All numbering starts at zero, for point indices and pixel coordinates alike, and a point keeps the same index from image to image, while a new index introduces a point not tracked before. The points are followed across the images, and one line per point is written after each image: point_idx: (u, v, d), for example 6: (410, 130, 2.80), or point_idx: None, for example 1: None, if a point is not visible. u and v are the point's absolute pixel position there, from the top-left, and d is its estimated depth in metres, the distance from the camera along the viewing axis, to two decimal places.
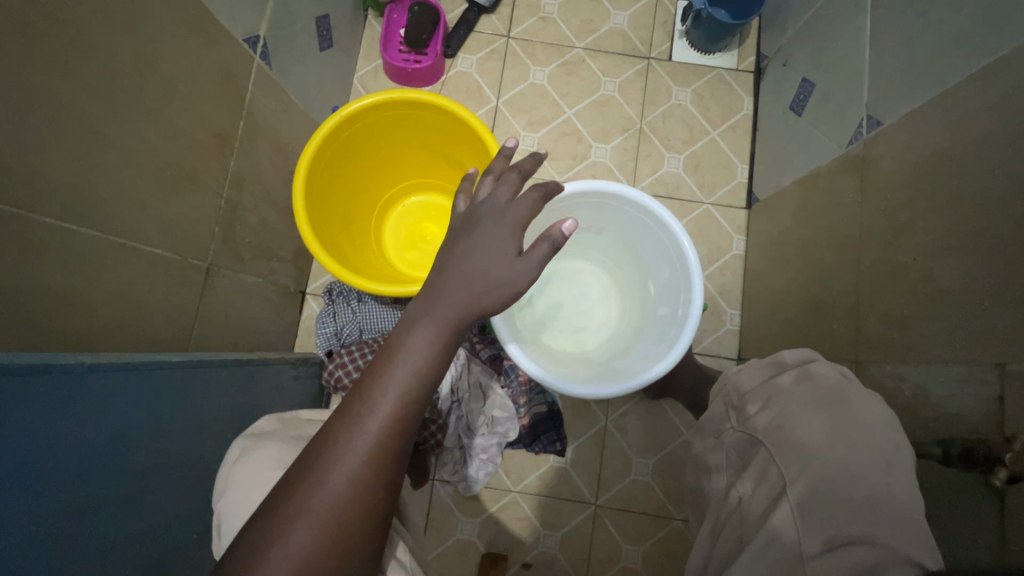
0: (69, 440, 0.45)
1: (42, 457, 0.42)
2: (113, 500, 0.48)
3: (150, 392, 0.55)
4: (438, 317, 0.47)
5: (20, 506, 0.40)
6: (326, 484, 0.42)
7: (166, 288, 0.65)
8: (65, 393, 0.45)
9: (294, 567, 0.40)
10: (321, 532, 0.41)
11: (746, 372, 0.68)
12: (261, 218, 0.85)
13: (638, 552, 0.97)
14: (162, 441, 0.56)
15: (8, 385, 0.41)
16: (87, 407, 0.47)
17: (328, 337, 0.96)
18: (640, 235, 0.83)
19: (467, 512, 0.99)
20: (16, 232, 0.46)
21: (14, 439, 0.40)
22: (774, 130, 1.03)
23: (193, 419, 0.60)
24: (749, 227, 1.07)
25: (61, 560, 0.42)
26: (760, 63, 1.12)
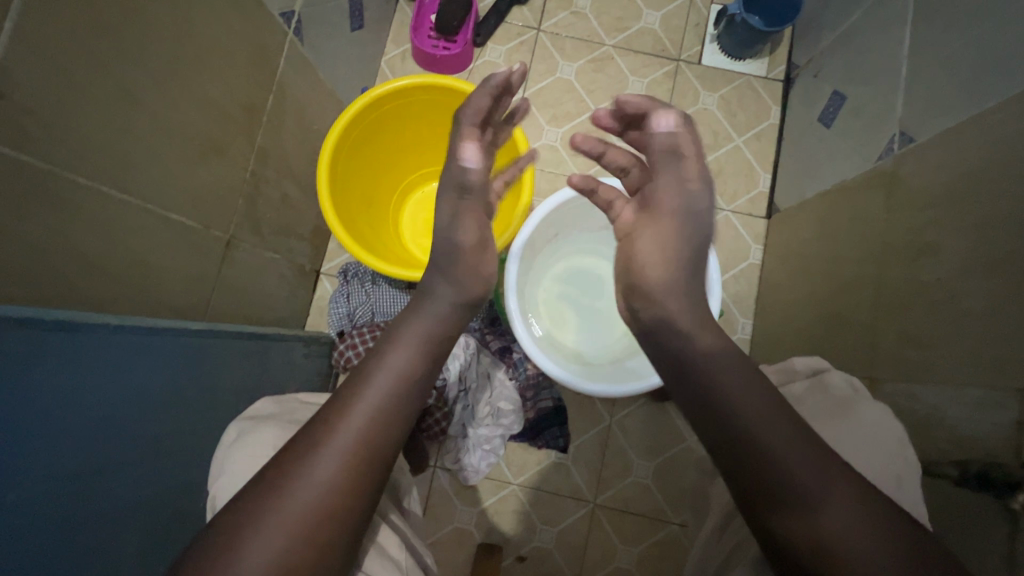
0: (84, 401, 0.45)
1: (56, 415, 0.43)
2: (122, 463, 0.49)
3: (169, 358, 0.56)
4: (417, 328, 0.53)
5: (28, 462, 0.40)
6: (293, 494, 0.43)
7: (187, 257, 0.66)
8: (85, 352, 0.46)
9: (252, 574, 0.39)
10: (276, 555, 0.40)
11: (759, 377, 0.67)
12: (283, 194, 0.85)
13: (633, 553, 0.97)
14: (176, 408, 0.56)
15: (33, 336, 0.41)
16: (106, 367, 0.48)
17: (341, 317, 0.96)
18: None
19: (465, 501, 0.99)
20: (48, 189, 0.46)
21: (25, 394, 0.40)
22: (801, 140, 1.02)
23: (206, 389, 0.61)
24: (767, 237, 1.06)
25: (65, 517, 0.43)
26: (790, 73, 1.11)
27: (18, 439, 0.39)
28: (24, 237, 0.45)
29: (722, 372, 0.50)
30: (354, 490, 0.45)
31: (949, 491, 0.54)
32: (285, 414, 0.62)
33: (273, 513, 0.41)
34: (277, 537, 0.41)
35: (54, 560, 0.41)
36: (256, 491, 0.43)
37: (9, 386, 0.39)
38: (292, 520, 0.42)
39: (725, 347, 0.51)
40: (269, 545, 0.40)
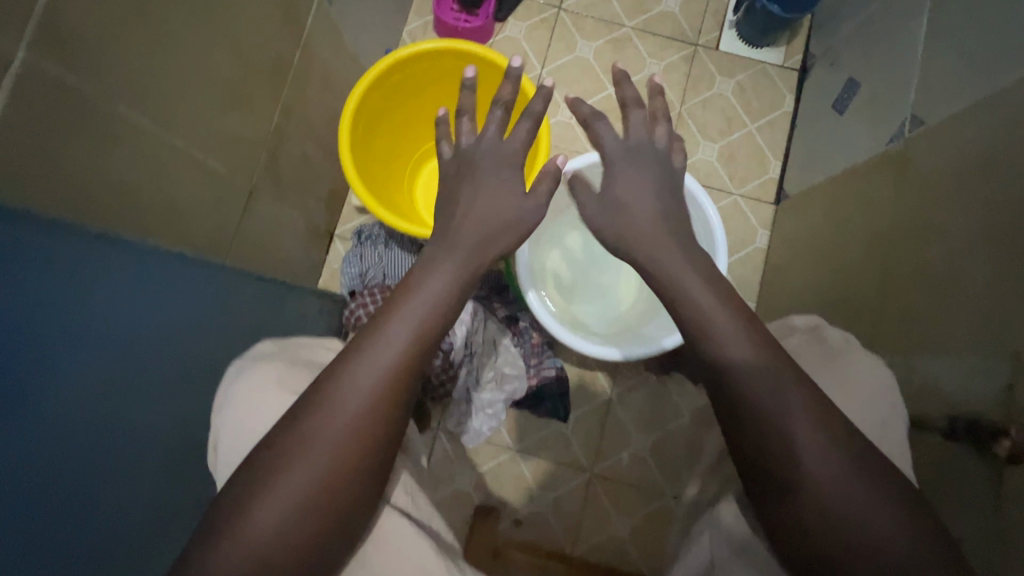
0: (109, 318, 0.47)
1: (85, 321, 0.45)
2: (143, 383, 0.51)
3: (191, 285, 0.59)
4: (440, 270, 0.55)
5: (58, 367, 0.42)
6: (332, 423, 0.45)
7: (213, 201, 0.67)
8: (108, 271, 0.48)
9: (301, 493, 0.43)
10: (321, 477, 0.44)
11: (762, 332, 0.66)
12: (304, 151, 0.87)
13: (627, 523, 0.99)
14: (194, 338, 0.58)
15: (61, 244, 0.44)
16: (129, 290, 0.50)
17: (353, 277, 0.98)
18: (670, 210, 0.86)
19: (466, 465, 1.01)
20: (92, 115, 0.48)
21: (57, 301, 0.42)
22: (813, 128, 1.03)
23: (223, 324, 0.63)
24: (774, 223, 1.08)
25: (91, 425, 0.45)
26: (806, 63, 1.12)
27: (48, 345, 0.41)
28: (70, 160, 0.47)
29: (739, 343, 0.49)
30: (366, 440, 0.46)
31: (940, 453, 0.56)
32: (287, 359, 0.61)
33: (315, 440, 0.44)
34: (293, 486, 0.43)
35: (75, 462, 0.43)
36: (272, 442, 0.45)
37: (42, 289, 0.41)
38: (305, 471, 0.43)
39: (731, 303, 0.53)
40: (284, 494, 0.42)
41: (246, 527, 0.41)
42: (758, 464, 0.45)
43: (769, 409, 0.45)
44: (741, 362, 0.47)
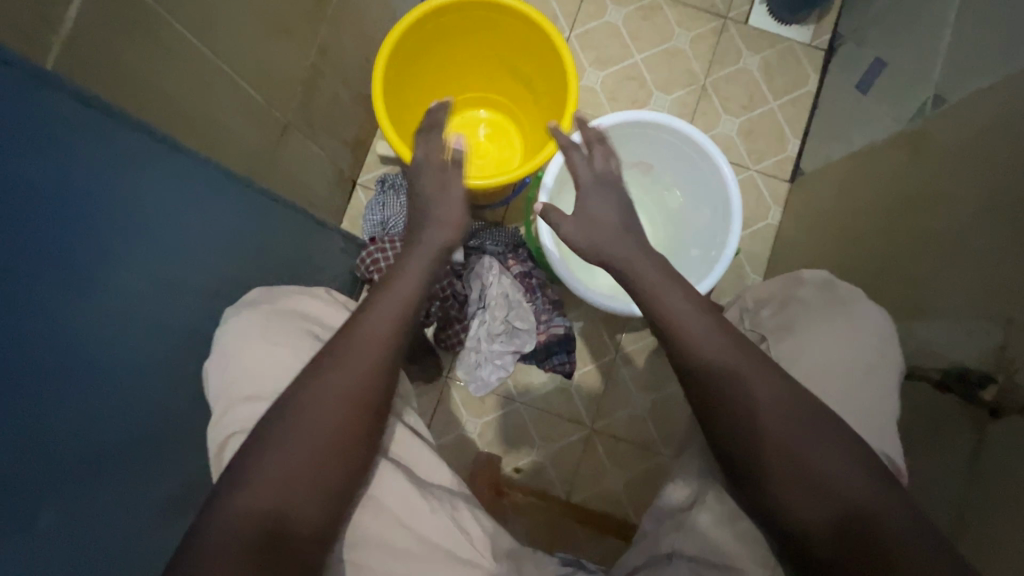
0: (141, 220, 0.50)
1: (116, 206, 0.47)
2: (160, 286, 0.54)
3: (220, 197, 0.62)
4: (429, 246, 0.61)
5: (88, 253, 0.45)
6: (333, 383, 0.50)
7: (249, 129, 0.70)
8: (144, 164, 0.50)
9: (308, 444, 0.48)
10: (326, 430, 0.49)
11: (767, 284, 0.67)
12: (335, 93, 0.88)
13: (622, 477, 1.04)
14: (216, 249, 0.61)
15: (101, 128, 0.46)
16: (163, 201, 0.53)
17: (374, 224, 1.00)
18: (690, 177, 0.88)
19: (472, 413, 1.06)
20: (144, 20, 0.50)
21: (94, 198, 0.45)
22: (835, 107, 1.04)
23: (246, 243, 0.66)
24: (788, 200, 1.10)
25: (112, 312, 0.48)
26: (834, 42, 1.12)
27: (84, 227, 0.44)
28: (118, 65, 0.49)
29: (717, 339, 0.55)
30: (363, 400, 0.51)
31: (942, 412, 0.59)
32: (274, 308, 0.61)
33: (319, 396, 0.50)
34: (313, 439, 0.48)
35: (87, 334, 0.46)
36: (286, 403, 0.50)
37: (80, 181, 0.44)
38: (321, 424, 0.49)
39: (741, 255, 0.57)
40: (304, 444, 0.48)
41: (269, 475, 0.46)
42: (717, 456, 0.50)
43: (739, 396, 0.52)
44: (717, 354, 0.54)
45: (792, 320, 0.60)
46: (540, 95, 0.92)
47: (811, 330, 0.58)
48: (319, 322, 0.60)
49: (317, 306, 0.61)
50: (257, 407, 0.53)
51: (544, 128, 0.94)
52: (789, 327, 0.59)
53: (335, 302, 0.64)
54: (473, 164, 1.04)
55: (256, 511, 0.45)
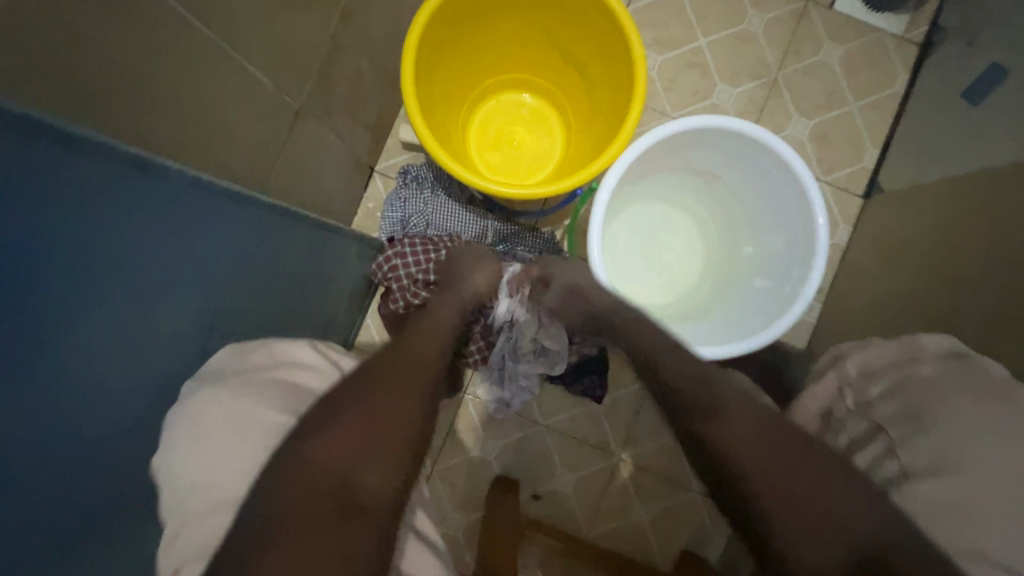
0: (127, 258, 0.40)
1: (84, 251, 0.36)
2: (140, 329, 0.44)
3: (220, 223, 0.51)
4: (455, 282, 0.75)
5: (57, 311, 0.35)
6: (390, 372, 0.56)
7: (256, 119, 0.57)
8: (124, 196, 0.39)
9: (370, 419, 0.51)
10: (386, 407, 0.52)
11: (876, 347, 0.55)
12: (357, 69, 0.75)
13: (649, 511, 0.96)
14: (208, 280, 0.50)
15: (63, 150, 0.34)
16: (155, 231, 0.42)
17: (393, 223, 0.89)
18: (763, 192, 0.75)
19: (490, 432, 0.97)
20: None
21: (63, 242, 0.34)
22: (930, 116, 0.90)
23: (243, 266, 0.55)
24: (860, 220, 0.97)
25: (80, 372, 0.38)
26: (931, 37, 0.97)
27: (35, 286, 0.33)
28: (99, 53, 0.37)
29: (728, 386, 0.60)
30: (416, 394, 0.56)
31: None
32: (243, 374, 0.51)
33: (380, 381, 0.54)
34: (376, 418, 0.51)
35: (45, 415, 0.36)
36: (347, 391, 0.52)
37: (38, 225, 0.33)
38: (388, 409, 0.52)
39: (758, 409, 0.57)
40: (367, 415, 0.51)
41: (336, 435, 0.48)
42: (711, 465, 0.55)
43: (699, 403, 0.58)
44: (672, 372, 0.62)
45: (918, 403, 0.48)
46: (597, 85, 0.79)
47: (949, 419, 0.46)
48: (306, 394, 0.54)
49: (303, 375, 0.55)
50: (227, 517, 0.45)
51: (595, 125, 0.80)
52: (917, 419, 0.48)
53: (322, 367, 0.57)
54: (507, 157, 0.91)
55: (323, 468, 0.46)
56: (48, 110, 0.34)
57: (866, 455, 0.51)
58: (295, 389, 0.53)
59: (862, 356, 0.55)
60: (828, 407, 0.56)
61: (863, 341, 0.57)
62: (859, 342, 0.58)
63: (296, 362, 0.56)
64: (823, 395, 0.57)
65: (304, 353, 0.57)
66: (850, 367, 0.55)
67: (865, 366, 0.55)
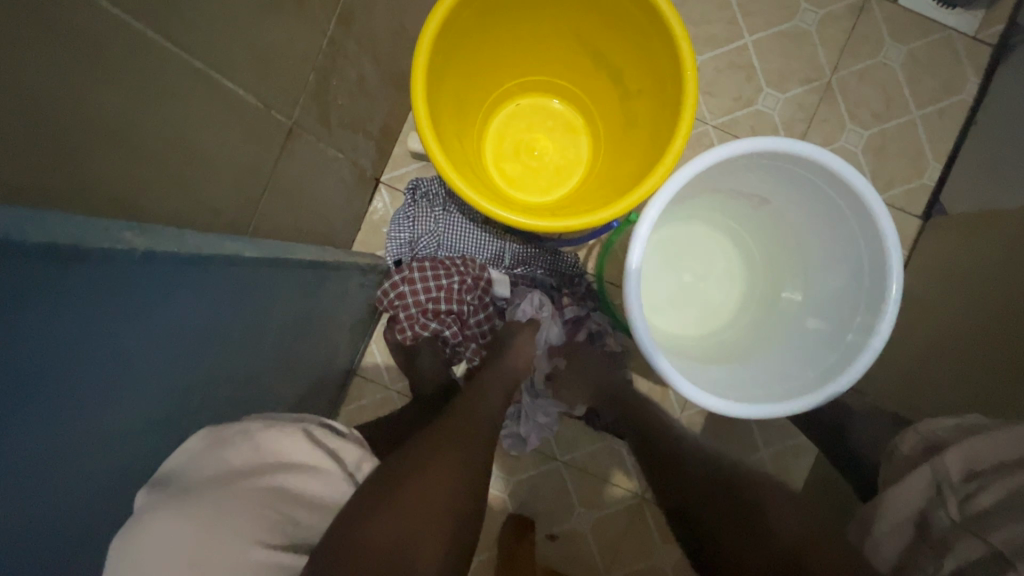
0: (78, 349, 0.32)
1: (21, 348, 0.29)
2: (96, 420, 0.36)
3: (204, 285, 0.42)
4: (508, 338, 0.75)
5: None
6: (461, 442, 0.55)
7: (239, 143, 0.49)
8: (77, 284, 0.31)
9: (439, 489, 0.49)
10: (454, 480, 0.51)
11: (983, 442, 0.48)
12: (360, 74, 0.65)
13: (674, 556, 0.89)
14: (185, 347, 0.42)
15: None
16: (116, 309, 0.34)
17: (401, 244, 0.80)
18: (822, 222, 0.66)
19: (503, 468, 0.89)
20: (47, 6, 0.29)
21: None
22: (1006, 130, 0.79)
23: (226, 324, 0.47)
24: (917, 243, 0.87)
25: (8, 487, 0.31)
26: (1008, 37, 0.86)
27: None
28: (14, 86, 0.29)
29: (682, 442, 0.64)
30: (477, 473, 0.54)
31: None
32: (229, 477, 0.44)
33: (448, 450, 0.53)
34: (442, 489, 0.49)
35: None
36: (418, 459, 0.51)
37: None
38: (451, 482, 0.51)
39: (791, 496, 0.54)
40: (423, 495, 0.48)
41: (390, 517, 0.45)
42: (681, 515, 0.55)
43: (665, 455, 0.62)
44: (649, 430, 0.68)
45: None
46: (634, 94, 0.69)
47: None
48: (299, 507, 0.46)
49: (305, 482, 0.48)
50: None
51: (631, 140, 0.71)
52: None
53: (322, 470, 0.50)
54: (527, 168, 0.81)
55: (376, 554, 0.43)
56: None
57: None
58: (292, 500, 0.46)
59: (966, 448, 0.48)
60: (923, 510, 0.48)
61: (958, 425, 0.51)
62: (959, 428, 0.51)
63: (292, 463, 0.49)
64: (917, 490, 0.49)
65: (301, 447, 0.50)
66: (951, 462, 0.48)
67: (970, 465, 0.48)
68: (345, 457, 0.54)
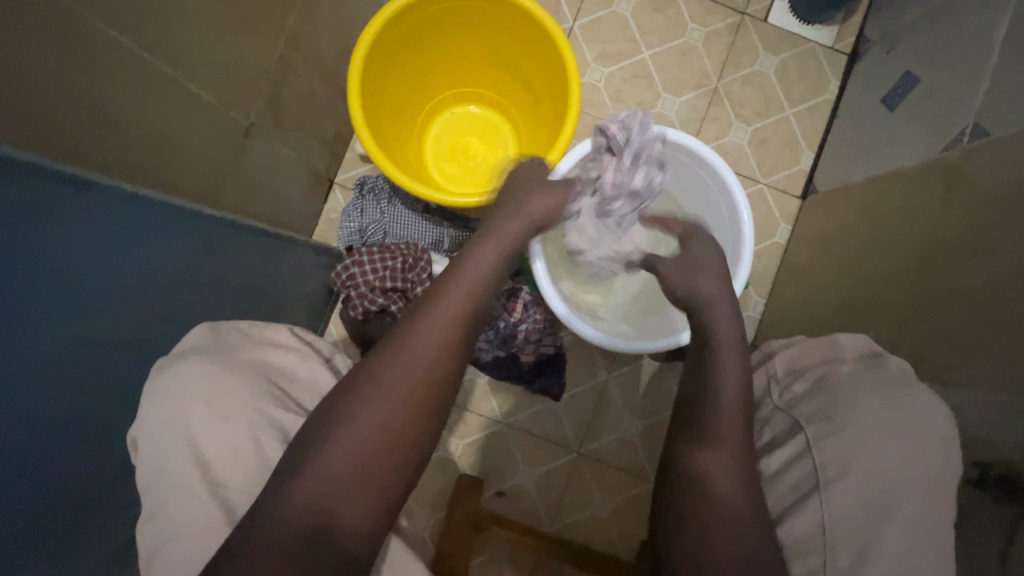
0: (101, 273, 0.46)
1: (65, 260, 0.42)
2: (100, 333, 0.47)
3: (182, 241, 0.56)
4: (483, 253, 0.62)
5: (22, 312, 0.39)
6: (393, 380, 0.52)
7: (208, 139, 0.61)
8: (97, 222, 0.45)
9: (368, 432, 0.50)
10: (391, 413, 0.51)
11: (799, 349, 0.61)
12: (310, 88, 0.78)
13: (609, 504, 0.99)
14: (170, 290, 0.55)
15: (39, 187, 0.40)
16: (110, 241, 0.47)
17: (352, 232, 0.92)
18: (699, 195, 0.80)
19: (453, 432, 1.00)
20: (77, 35, 0.43)
21: (26, 245, 0.38)
22: (857, 121, 0.96)
23: (202, 277, 0.60)
24: (799, 218, 1.03)
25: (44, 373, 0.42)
26: (859, 46, 1.03)
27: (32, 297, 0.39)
28: (52, 86, 0.42)
29: (714, 452, 0.52)
30: (426, 399, 0.53)
31: (969, 494, 0.54)
32: (226, 351, 0.54)
33: (384, 387, 0.52)
34: (370, 433, 0.50)
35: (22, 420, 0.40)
36: (335, 402, 0.51)
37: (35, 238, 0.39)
38: (378, 417, 0.51)
39: (754, 476, 0.52)
40: (348, 446, 0.49)
41: (314, 479, 0.47)
42: (663, 481, 0.54)
43: (698, 467, 0.52)
44: (710, 463, 0.52)
45: (831, 400, 0.53)
46: (540, 98, 0.83)
47: (851, 411, 0.51)
48: (284, 377, 0.56)
49: (287, 358, 0.58)
50: (206, 500, 0.46)
51: (542, 136, 0.84)
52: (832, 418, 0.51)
53: (302, 351, 0.60)
54: (460, 166, 0.94)
55: (297, 512, 0.46)
56: (33, 147, 0.41)
57: (782, 454, 0.53)
58: (278, 372, 0.56)
59: (789, 355, 0.62)
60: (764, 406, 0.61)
61: (786, 341, 0.65)
62: (787, 342, 0.64)
63: (273, 344, 0.58)
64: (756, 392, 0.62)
65: (282, 336, 0.60)
66: (778, 363, 0.62)
67: (792, 366, 0.60)
68: (320, 348, 0.64)
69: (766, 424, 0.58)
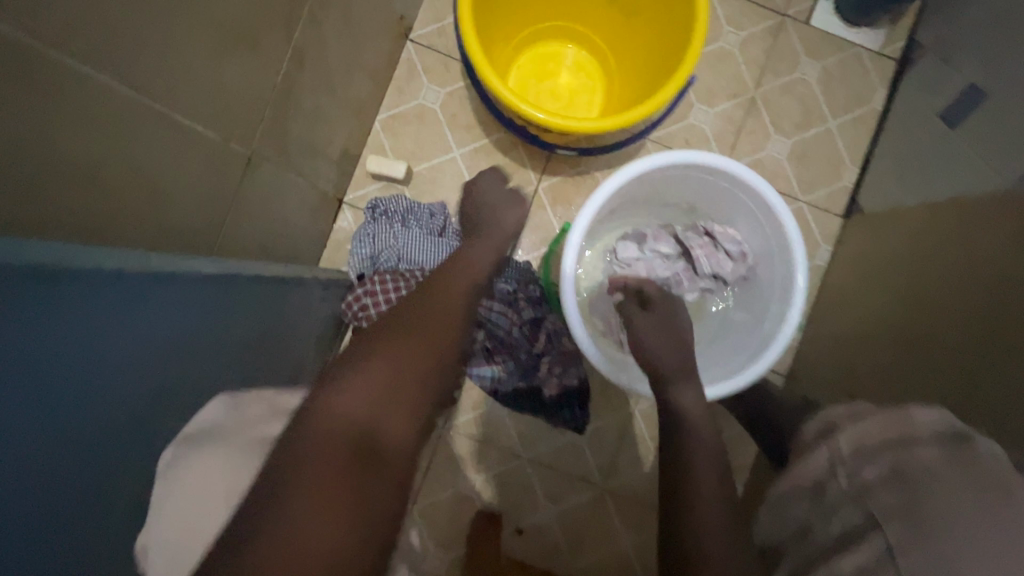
0: (104, 360, 0.40)
1: (62, 362, 0.36)
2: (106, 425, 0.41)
3: (194, 302, 0.49)
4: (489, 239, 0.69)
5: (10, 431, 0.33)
6: (427, 312, 0.52)
7: (206, 175, 0.54)
8: (103, 306, 0.39)
9: (409, 352, 0.47)
10: (429, 339, 0.49)
11: (868, 426, 0.55)
12: (316, 106, 0.71)
13: (634, 542, 0.94)
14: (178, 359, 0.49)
15: (35, 286, 0.33)
16: (115, 321, 0.40)
17: (363, 259, 0.86)
18: (744, 222, 0.74)
19: (469, 466, 0.94)
20: (48, 78, 0.36)
21: (11, 354, 0.32)
22: (909, 136, 0.88)
23: (212, 332, 0.53)
24: (840, 240, 0.96)
25: (53, 488, 0.36)
26: (909, 52, 0.95)
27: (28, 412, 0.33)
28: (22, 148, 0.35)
29: (702, 450, 0.53)
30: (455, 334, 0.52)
31: None
32: (237, 431, 0.52)
33: (419, 318, 0.51)
34: (412, 353, 0.47)
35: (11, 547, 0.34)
36: (374, 330, 0.50)
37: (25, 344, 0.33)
38: (417, 341, 0.48)
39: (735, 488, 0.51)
40: (384, 367, 0.46)
41: (354, 391, 0.43)
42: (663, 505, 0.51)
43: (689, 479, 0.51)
44: (699, 465, 0.52)
45: (912, 493, 0.46)
46: (646, 20, 0.81)
47: (936, 498, 0.45)
48: None
49: None
50: None
51: (646, 74, 0.83)
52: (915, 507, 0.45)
53: None
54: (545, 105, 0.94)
55: (340, 421, 0.41)
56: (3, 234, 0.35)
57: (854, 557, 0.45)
58: None
59: (856, 433, 0.56)
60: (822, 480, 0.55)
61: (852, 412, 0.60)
62: (852, 414, 0.59)
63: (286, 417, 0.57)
64: None
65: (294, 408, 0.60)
66: (843, 443, 0.56)
67: (862, 441, 0.55)
68: None
69: (834, 515, 0.51)
